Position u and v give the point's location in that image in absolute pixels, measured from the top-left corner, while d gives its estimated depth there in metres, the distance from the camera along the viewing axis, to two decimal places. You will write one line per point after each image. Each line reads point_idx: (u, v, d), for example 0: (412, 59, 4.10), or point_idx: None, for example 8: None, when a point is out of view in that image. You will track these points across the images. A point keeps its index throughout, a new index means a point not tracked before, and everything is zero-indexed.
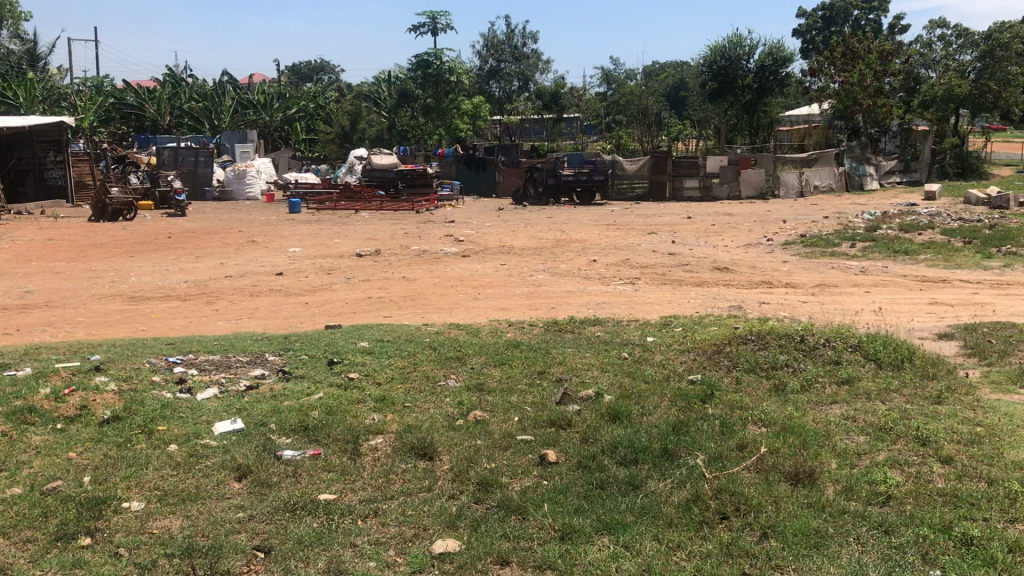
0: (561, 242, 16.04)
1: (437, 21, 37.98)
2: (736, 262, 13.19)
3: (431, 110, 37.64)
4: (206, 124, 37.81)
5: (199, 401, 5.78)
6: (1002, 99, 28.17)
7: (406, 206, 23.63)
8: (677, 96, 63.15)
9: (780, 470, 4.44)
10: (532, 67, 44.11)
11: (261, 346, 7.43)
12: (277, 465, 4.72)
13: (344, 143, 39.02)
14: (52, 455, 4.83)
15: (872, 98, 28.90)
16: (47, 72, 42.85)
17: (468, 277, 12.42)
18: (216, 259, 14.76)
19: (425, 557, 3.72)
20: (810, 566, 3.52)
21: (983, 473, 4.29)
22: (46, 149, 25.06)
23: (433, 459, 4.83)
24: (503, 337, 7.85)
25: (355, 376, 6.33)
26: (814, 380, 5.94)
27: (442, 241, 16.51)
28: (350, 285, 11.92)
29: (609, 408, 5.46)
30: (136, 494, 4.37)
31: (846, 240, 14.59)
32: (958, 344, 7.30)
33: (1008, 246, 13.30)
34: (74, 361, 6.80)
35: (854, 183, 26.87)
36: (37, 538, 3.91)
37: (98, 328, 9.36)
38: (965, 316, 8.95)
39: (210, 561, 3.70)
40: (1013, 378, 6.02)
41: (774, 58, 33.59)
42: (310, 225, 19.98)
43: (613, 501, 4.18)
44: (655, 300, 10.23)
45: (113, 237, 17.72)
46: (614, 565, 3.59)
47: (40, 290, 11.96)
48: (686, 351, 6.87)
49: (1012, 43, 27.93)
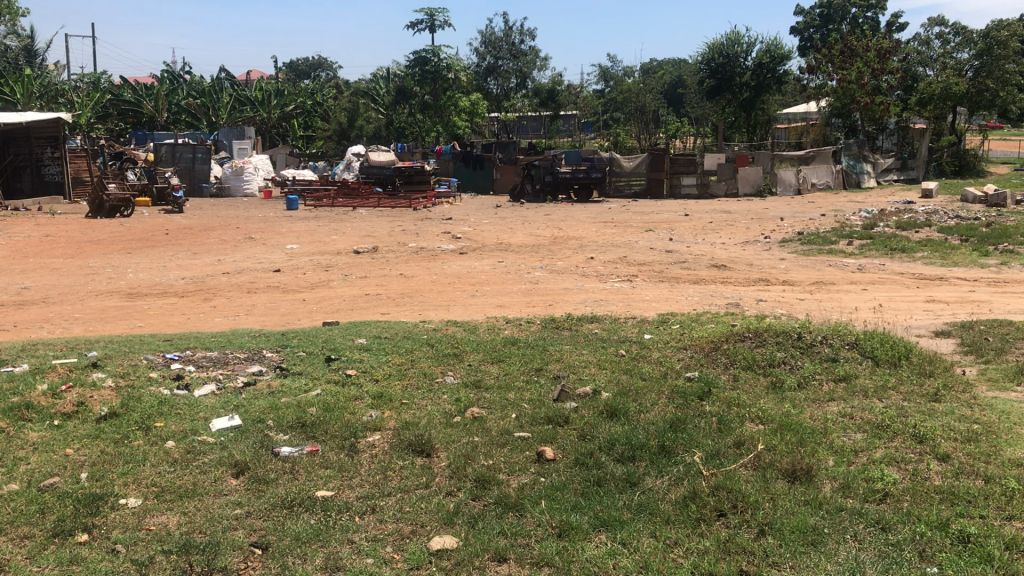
0: (559, 239, 16.08)
1: (434, 18, 37.83)
2: (733, 260, 13.24)
3: (428, 107, 36.91)
4: (203, 121, 37.78)
5: (196, 397, 5.78)
6: (999, 97, 28.20)
7: (403, 203, 23.62)
8: (676, 92, 63.25)
9: (778, 467, 4.45)
10: (529, 64, 43.83)
11: (258, 343, 7.43)
12: (275, 461, 4.72)
13: (342, 139, 39.43)
14: (49, 452, 4.82)
15: (870, 96, 28.89)
16: (45, 68, 42.78)
17: (466, 274, 12.45)
18: (213, 255, 14.77)
19: (422, 554, 3.72)
20: (807, 563, 3.52)
21: (980, 470, 4.31)
22: (43, 145, 25.03)
23: (430, 455, 4.84)
24: (501, 333, 7.86)
25: (353, 372, 6.33)
26: (811, 377, 5.95)
27: (440, 238, 16.56)
28: (348, 282, 11.92)
29: (607, 405, 5.46)
30: (133, 491, 4.37)
31: (843, 238, 14.62)
32: (955, 342, 7.34)
33: (1005, 244, 13.33)
34: (69, 358, 6.77)
35: (852, 181, 26.96)
36: (34, 535, 3.91)
37: (95, 324, 9.35)
38: (961, 314, 8.99)
39: (207, 557, 3.69)
40: (1010, 376, 6.03)
41: (771, 56, 33.58)
42: (308, 222, 20.03)
43: (610, 498, 4.19)
44: (652, 298, 10.28)
45: (110, 233, 17.73)
46: (611, 562, 3.60)
47: (36, 286, 11.94)
48: (683, 348, 6.88)
49: (1010, 41, 27.92)
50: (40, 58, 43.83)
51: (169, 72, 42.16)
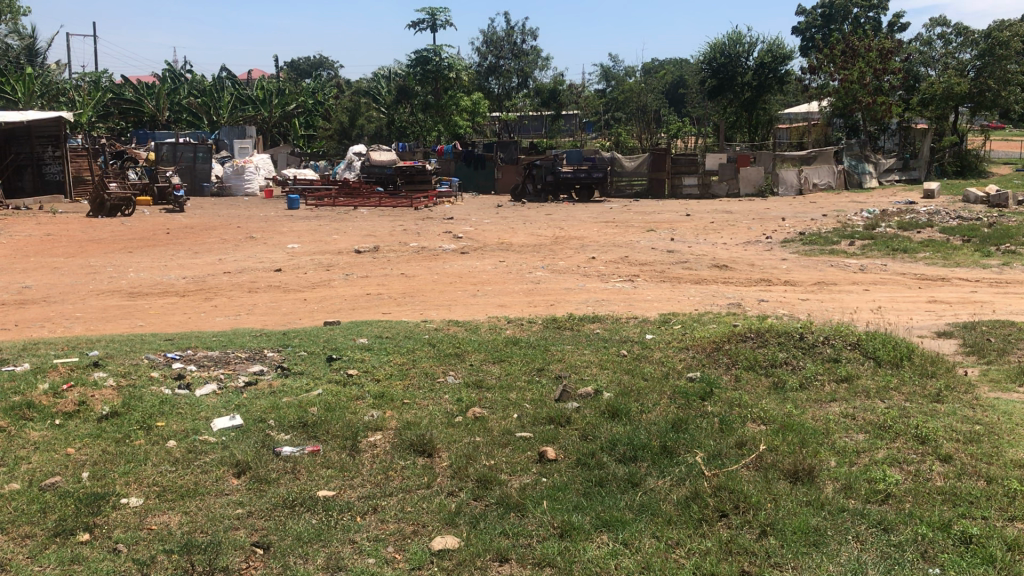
0: (560, 239, 16.07)
1: (436, 17, 37.78)
2: (734, 260, 13.21)
3: (430, 106, 36.84)
4: (205, 120, 37.84)
5: (197, 396, 5.77)
6: (1001, 98, 28.19)
7: (404, 202, 23.62)
8: (677, 92, 63.20)
9: (779, 468, 4.44)
10: (531, 64, 43.94)
11: (259, 342, 7.44)
12: (276, 461, 4.72)
13: (343, 138, 39.25)
14: (51, 451, 4.83)
15: (872, 96, 28.88)
16: (46, 67, 42.75)
17: (467, 274, 12.43)
18: (215, 255, 14.76)
19: (424, 554, 3.72)
20: (809, 564, 3.52)
21: (983, 472, 4.30)
22: (44, 145, 24.92)
23: (431, 455, 4.84)
24: (503, 333, 7.87)
25: (354, 372, 6.33)
26: (813, 377, 5.95)
27: (441, 237, 16.56)
28: (349, 281, 11.93)
29: (609, 405, 5.45)
30: (134, 490, 4.37)
31: (844, 238, 14.61)
32: (957, 343, 7.30)
33: (1007, 246, 13.27)
34: (70, 357, 6.75)
35: (853, 182, 26.94)
36: (35, 534, 3.91)
37: (97, 323, 9.36)
38: (963, 315, 8.94)
39: (209, 557, 3.69)
40: (1013, 377, 6.01)
41: (774, 55, 33.51)
42: (309, 221, 20.01)
43: (612, 498, 4.18)
44: (654, 298, 10.26)
45: (112, 232, 17.73)
46: (613, 562, 3.59)
47: (38, 285, 11.96)
48: (685, 348, 6.88)
49: (1012, 42, 27.76)
50: (42, 57, 43.83)
51: (170, 72, 42.10)
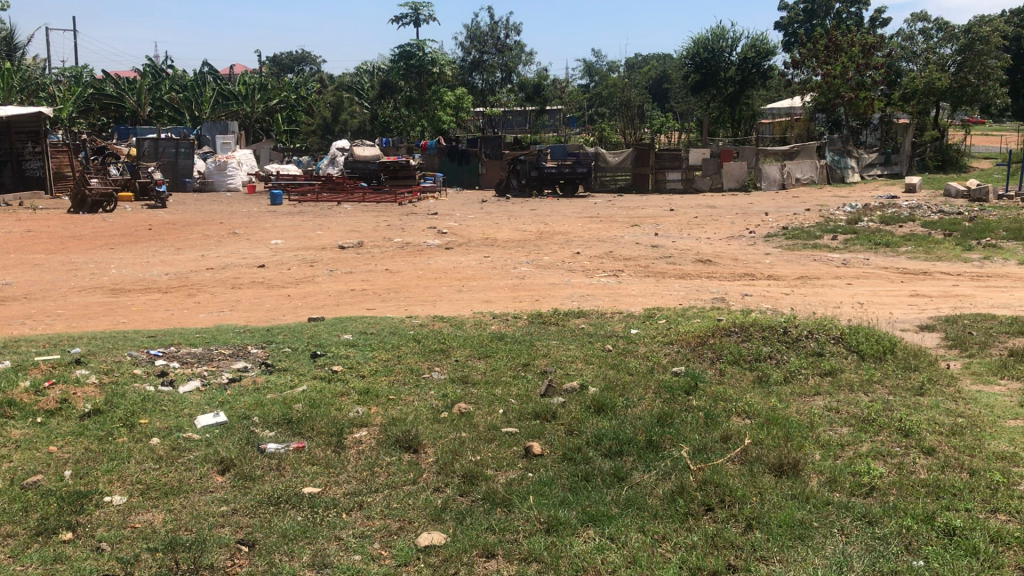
0: (545, 234, 16.11)
1: (419, 12, 37.67)
2: (718, 254, 13.31)
3: (413, 102, 37.16)
4: (185, 115, 37.38)
5: (181, 393, 5.71)
6: (980, 92, 28.58)
7: (388, 198, 23.56)
8: (660, 87, 63.49)
9: (765, 461, 4.47)
10: (514, 59, 44.02)
11: (243, 338, 7.38)
12: (261, 458, 4.68)
13: (326, 133, 39.03)
14: (31, 449, 4.77)
15: (855, 91, 29.01)
16: (25, 62, 42.07)
17: (451, 269, 12.40)
18: (197, 251, 14.64)
19: (410, 550, 3.71)
20: (795, 557, 3.54)
21: (965, 465, 4.34)
22: (25, 140, 24.62)
23: (417, 451, 4.81)
24: (487, 329, 7.84)
25: (339, 368, 6.29)
26: (797, 371, 5.99)
27: (425, 233, 16.52)
28: (332, 277, 11.84)
29: (594, 400, 5.47)
30: (117, 489, 4.32)
31: (826, 233, 14.73)
32: (939, 336, 7.38)
33: (988, 239, 13.46)
34: (52, 354, 6.67)
35: (835, 176, 27.39)
36: (17, 533, 3.85)
37: (79, 320, 9.24)
38: (945, 307, 9.08)
39: (193, 555, 3.66)
40: (994, 369, 6.09)
41: (757, 50, 33.82)
42: (292, 217, 19.85)
43: (598, 493, 4.18)
44: (638, 292, 10.32)
45: (93, 228, 17.53)
46: (599, 557, 3.60)
47: (18, 282, 11.80)
48: (669, 343, 6.88)
49: (991, 37, 28.26)
50: (21, 53, 43.21)
51: (151, 67, 41.43)
